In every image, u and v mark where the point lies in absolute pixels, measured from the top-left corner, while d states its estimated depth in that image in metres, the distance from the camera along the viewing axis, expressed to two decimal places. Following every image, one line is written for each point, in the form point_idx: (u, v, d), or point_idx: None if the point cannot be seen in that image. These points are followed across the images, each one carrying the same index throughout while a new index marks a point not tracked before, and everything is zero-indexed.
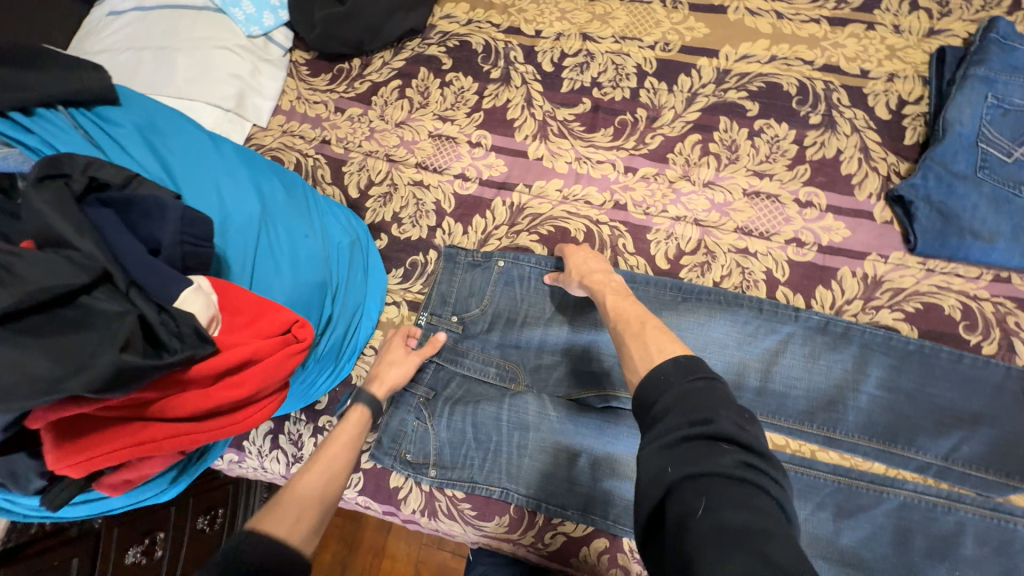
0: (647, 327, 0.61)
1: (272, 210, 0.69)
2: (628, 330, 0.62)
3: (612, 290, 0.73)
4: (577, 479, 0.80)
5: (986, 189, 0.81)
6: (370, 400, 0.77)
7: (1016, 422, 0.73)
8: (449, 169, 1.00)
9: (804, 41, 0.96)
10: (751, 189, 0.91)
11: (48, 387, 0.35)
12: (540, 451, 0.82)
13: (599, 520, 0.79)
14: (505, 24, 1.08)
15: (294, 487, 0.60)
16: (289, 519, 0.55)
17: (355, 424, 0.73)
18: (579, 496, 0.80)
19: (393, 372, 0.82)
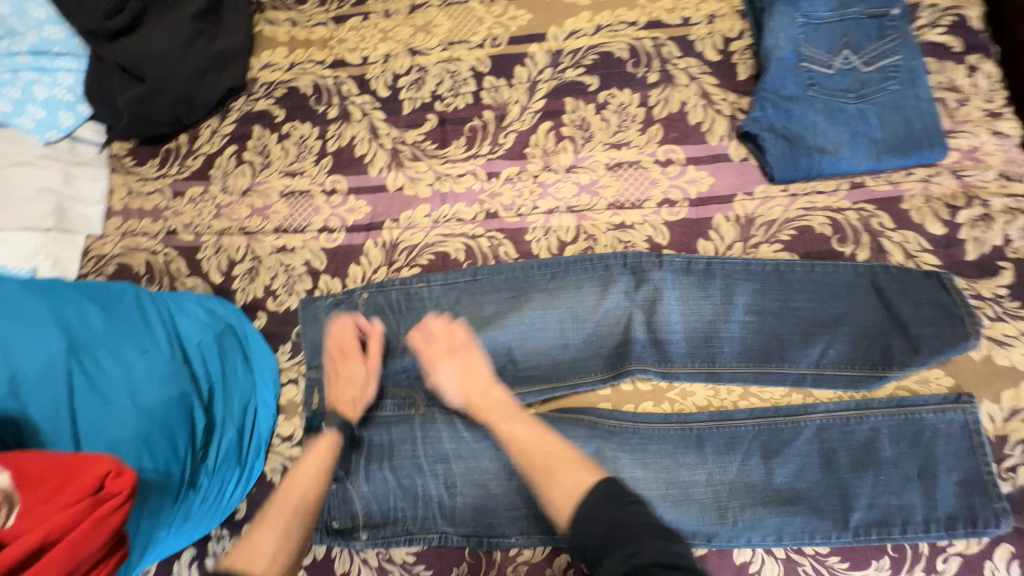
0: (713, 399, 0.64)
1: (85, 345, 0.67)
2: (538, 474, 0.67)
3: (504, 416, 0.75)
4: (517, 503, 0.78)
5: (819, 104, 0.83)
6: (342, 424, 0.78)
7: (872, 316, 0.77)
8: (310, 225, 0.93)
9: (623, 4, 0.96)
10: (613, 162, 0.90)
11: None
12: (471, 486, 0.79)
13: (547, 538, 0.77)
14: (329, 58, 1.02)
15: (262, 533, 0.64)
16: (263, 560, 0.61)
17: (327, 457, 0.75)
18: (521, 520, 0.78)
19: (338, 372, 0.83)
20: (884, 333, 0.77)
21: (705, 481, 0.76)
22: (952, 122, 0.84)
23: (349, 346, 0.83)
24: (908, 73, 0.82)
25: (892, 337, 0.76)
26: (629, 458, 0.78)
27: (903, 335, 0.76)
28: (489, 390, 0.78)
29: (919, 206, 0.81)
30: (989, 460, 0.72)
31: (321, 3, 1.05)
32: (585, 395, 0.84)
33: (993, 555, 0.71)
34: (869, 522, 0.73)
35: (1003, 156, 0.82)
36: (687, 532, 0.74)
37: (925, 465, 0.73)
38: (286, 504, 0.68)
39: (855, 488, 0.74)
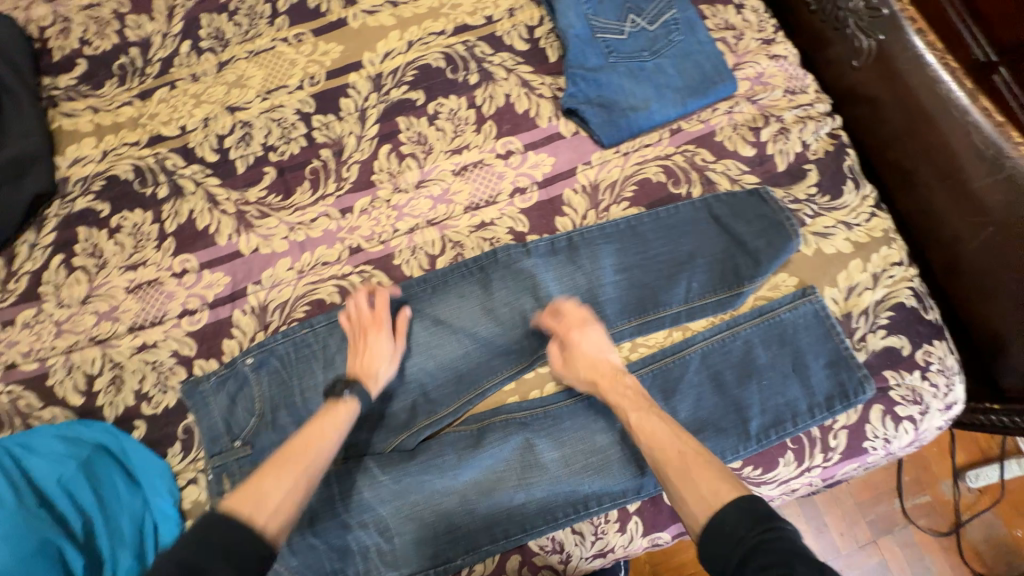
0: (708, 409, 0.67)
1: None
2: (673, 468, 0.63)
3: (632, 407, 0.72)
4: (455, 523, 0.77)
5: (622, 68, 0.89)
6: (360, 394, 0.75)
7: (716, 244, 0.85)
8: (168, 313, 0.87)
9: (427, 17, 0.98)
10: (458, 167, 0.92)
11: None
12: (404, 522, 0.77)
13: (494, 547, 0.77)
14: (144, 137, 0.95)
15: (268, 480, 0.64)
16: (266, 511, 0.61)
17: (346, 412, 0.74)
18: (464, 537, 0.77)
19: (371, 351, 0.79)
20: (732, 255, 0.84)
21: (621, 439, 0.79)
22: (736, 56, 0.94)
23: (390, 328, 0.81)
24: (686, 23, 0.91)
25: (739, 257, 0.84)
26: (548, 441, 0.80)
27: (746, 253, 0.84)
28: (617, 379, 0.76)
29: (729, 136, 0.90)
30: (843, 337, 0.81)
31: (120, 83, 0.99)
32: (494, 397, 0.84)
33: (870, 417, 0.80)
34: (767, 425, 0.79)
35: (783, 75, 0.93)
36: (617, 492, 0.78)
37: (797, 359, 0.81)
38: (291, 452, 0.67)
39: (747, 399, 0.80)
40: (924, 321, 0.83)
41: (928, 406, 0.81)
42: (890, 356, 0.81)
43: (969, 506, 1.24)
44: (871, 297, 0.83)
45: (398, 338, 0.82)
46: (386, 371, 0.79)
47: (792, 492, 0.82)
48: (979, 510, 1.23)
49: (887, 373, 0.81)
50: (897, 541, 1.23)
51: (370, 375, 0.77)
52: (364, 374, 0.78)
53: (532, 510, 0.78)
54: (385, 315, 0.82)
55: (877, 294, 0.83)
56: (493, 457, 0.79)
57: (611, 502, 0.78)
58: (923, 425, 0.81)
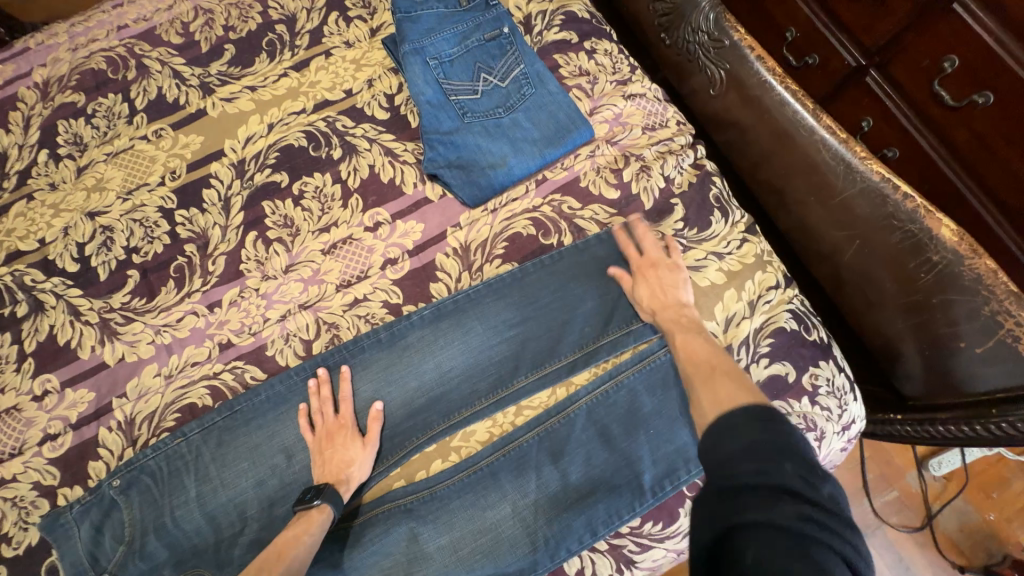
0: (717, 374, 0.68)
1: None
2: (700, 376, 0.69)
3: (677, 327, 0.77)
4: None
5: (477, 128, 0.90)
6: (333, 499, 0.72)
7: (599, 287, 0.85)
8: (28, 441, 0.82)
9: (286, 97, 0.98)
10: (327, 245, 0.90)
11: None
12: None
13: None
14: (1, 255, 0.92)
15: None
16: None
17: (320, 524, 0.71)
18: None
19: (338, 453, 0.77)
20: (616, 295, 0.84)
21: (512, 512, 0.76)
22: (593, 100, 0.94)
23: (345, 421, 0.79)
24: (536, 76, 0.92)
25: (621, 299, 0.84)
26: (434, 526, 0.76)
27: (628, 289, 0.84)
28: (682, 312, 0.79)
29: (593, 180, 0.89)
30: None
31: None
32: (379, 486, 0.79)
33: None
34: (660, 477, 0.76)
35: (641, 113, 0.94)
36: (512, 572, 0.74)
37: (682, 400, 0.78)
38: (272, 562, 0.67)
39: (637, 452, 0.77)
40: (807, 344, 0.82)
41: (822, 431, 0.79)
42: (776, 385, 0.80)
43: (938, 496, 1.20)
44: (749, 326, 0.82)
45: (370, 438, 0.79)
46: (361, 471, 0.77)
47: None
48: (949, 498, 1.19)
49: (776, 404, 0.79)
50: (870, 544, 1.18)
51: (343, 479, 0.75)
52: (336, 480, 0.75)
53: None
54: (350, 417, 0.80)
55: (756, 322, 0.82)
56: (379, 552, 0.74)
57: None
58: (820, 452, 0.79)
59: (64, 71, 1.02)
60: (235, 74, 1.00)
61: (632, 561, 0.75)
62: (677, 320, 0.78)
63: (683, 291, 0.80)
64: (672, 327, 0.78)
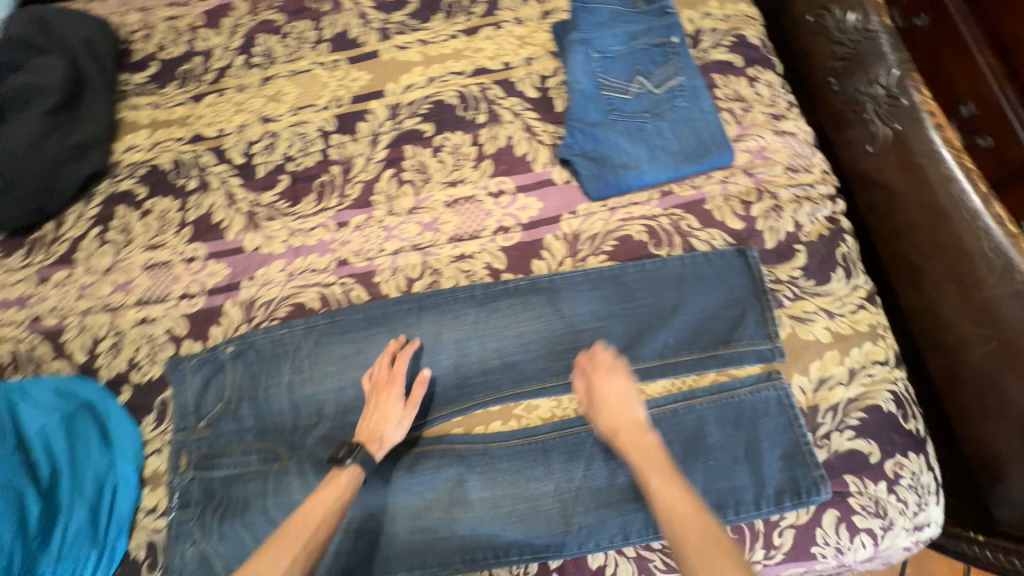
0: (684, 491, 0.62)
1: None
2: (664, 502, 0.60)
3: (653, 467, 0.64)
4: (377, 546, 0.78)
5: (620, 126, 0.92)
6: (365, 459, 0.74)
7: (699, 303, 0.84)
8: (171, 293, 0.96)
9: (450, 57, 1.05)
10: (451, 199, 0.97)
11: None
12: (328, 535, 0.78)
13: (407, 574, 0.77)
14: (188, 134, 1.08)
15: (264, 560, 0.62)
16: None
17: (350, 482, 0.72)
18: (381, 560, 0.78)
19: (380, 412, 0.79)
20: (715, 313, 0.84)
21: (554, 491, 0.79)
22: (741, 127, 0.93)
23: (396, 378, 0.82)
24: (692, 90, 0.92)
25: (718, 319, 0.83)
26: (480, 478, 0.81)
27: (725, 313, 0.83)
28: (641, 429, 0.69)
29: (719, 206, 0.89)
30: (805, 431, 0.77)
31: (180, 85, 1.12)
32: (439, 426, 0.85)
33: (822, 521, 0.75)
34: (707, 508, 0.76)
35: (787, 152, 0.91)
36: (539, 545, 0.77)
37: (750, 445, 0.77)
38: (295, 528, 0.66)
39: (691, 477, 0.77)
40: (901, 430, 0.77)
41: (892, 522, 0.74)
42: (854, 460, 0.76)
43: None
44: (843, 393, 0.78)
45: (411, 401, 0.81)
46: (394, 433, 0.79)
47: None
48: None
49: (848, 478, 0.75)
50: None
51: (376, 439, 0.77)
52: (367, 438, 0.77)
53: (453, 546, 0.78)
54: (401, 375, 0.82)
55: (851, 392, 0.79)
56: (427, 483, 0.80)
57: (531, 555, 0.77)
58: (884, 543, 0.74)
59: None
60: (413, 26, 1.09)
61: None
62: (642, 455, 0.66)
63: (638, 410, 0.71)
64: (643, 464, 0.65)
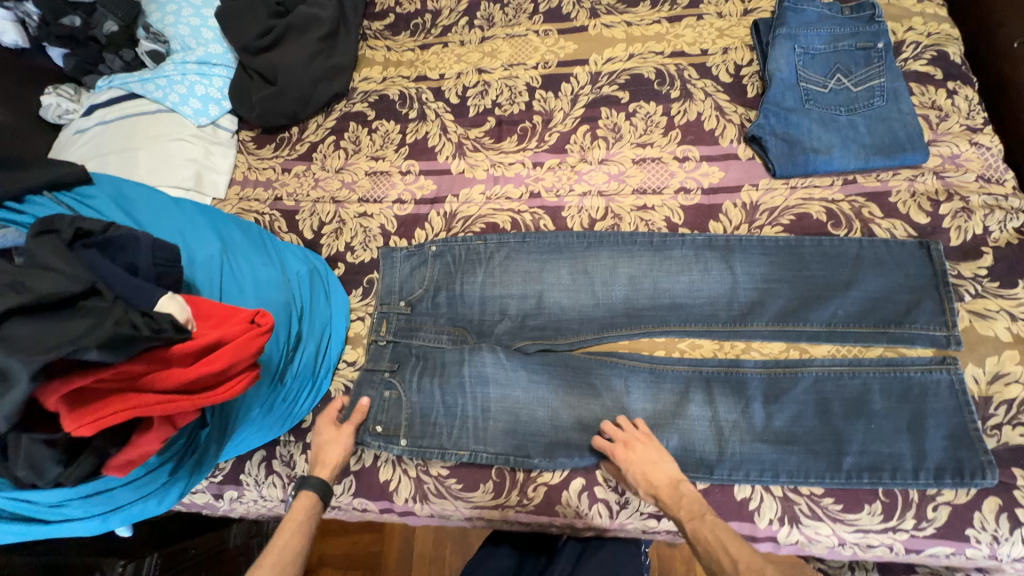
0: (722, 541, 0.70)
1: (231, 248, 0.83)
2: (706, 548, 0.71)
3: (693, 518, 0.75)
4: (541, 432, 0.90)
5: (815, 114, 1.00)
6: (317, 487, 0.82)
7: (874, 283, 0.89)
8: (388, 197, 1.15)
9: (652, 39, 1.18)
10: (638, 157, 1.08)
11: (66, 343, 0.46)
12: (504, 412, 0.91)
13: (567, 462, 0.87)
14: (414, 74, 1.28)
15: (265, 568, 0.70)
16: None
17: (304, 509, 0.80)
18: (543, 444, 0.89)
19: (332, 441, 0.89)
20: (891, 295, 0.88)
21: (711, 423, 0.87)
22: (935, 133, 0.98)
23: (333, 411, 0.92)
24: (892, 92, 0.98)
25: (892, 301, 0.88)
26: (641, 393, 0.91)
27: (900, 296, 0.88)
28: (677, 486, 0.79)
29: (905, 200, 0.94)
30: (975, 417, 0.80)
31: (411, 35, 1.34)
32: (607, 344, 0.97)
33: (982, 506, 0.77)
34: (861, 467, 0.80)
35: (981, 162, 0.95)
36: (694, 463, 0.85)
37: (915, 419, 0.81)
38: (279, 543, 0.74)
39: (849, 435, 0.82)
40: None
41: None
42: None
43: None
44: (1020, 391, 0.81)
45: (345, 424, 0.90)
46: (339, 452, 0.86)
47: (867, 548, 0.80)
48: None
49: (1016, 471, 0.77)
50: None
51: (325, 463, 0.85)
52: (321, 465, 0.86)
53: None
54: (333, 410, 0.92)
55: None
56: (599, 390, 0.92)
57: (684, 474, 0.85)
58: None
59: None
60: (620, 9, 1.23)
61: (797, 521, 0.81)
62: (681, 504, 0.77)
63: (670, 466, 0.81)
64: (683, 513, 0.76)
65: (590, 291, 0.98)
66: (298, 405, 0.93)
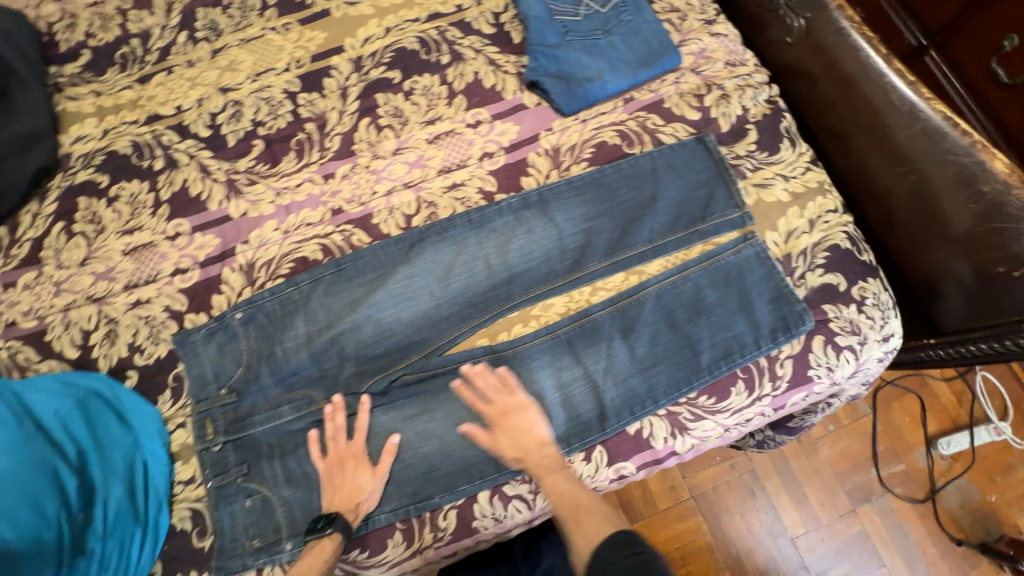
0: (584, 513, 0.73)
1: None
2: (570, 519, 0.73)
3: (552, 468, 0.79)
4: (435, 465, 0.83)
5: (577, 45, 0.99)
6: (343, 528, 0.76)
7: (673, 189, 0.93)
8: (162, 272, 0.94)
9: (403, 6, 1.09)
10: (431, 137, 1.00)
11: None
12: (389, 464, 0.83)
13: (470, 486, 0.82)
14: (142, 116, 1.04)
15: None
16: None
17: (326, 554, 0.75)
18: (441, 478, 0.83)
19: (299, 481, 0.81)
20: (692, 194, 0.93)
21: (586, 374, 0.87)
22: (681, 34, 1.04)
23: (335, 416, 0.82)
24: (634, 5, 1.01)
25: (694, 199, 0.93)
26: (516, 379, 0.87)
27: (698, 192, 0.93)
28: (544, 449, 0.81)
29: (677, 103, 0.99)
30: (784, 276, 0.89)
31: (122, 70, 1.07)
32: (464, 342, 0.90)
33: (813, 347, 0.87)
34: (718, 358, 0.86)
35: (724, 50, 1.03)
36: (584, 419, 0.85)
37: (744, 296, 0.88)
38: None
39: (697, 334, 0.87)
40: (858, 261, 0.91)
41: (866, 337, 0.88)
42: (828, 292, 0.89)
43: (943, 472, 1.42)
44: (808, 240, 0.91)
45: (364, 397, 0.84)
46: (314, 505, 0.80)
47: (746, 423, 0.88)
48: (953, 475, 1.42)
49: (826, 307, 0.88)
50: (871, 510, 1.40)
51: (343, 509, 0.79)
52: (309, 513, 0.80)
53: (506, 454, 0.84)
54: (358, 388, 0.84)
55: (814, 237, 0.92)
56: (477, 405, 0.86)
57: (579, 441, 0.84)
58: (862, 356, 0.88)
59: None
60: None
61: (685, 428, 0.85)
62: (544, 463, 0.80)
63: (542, 429, 0.82)
64: (539, 468, 0.80)
65: (427, 289, 0.90)
66: (132, 559, 0.77)
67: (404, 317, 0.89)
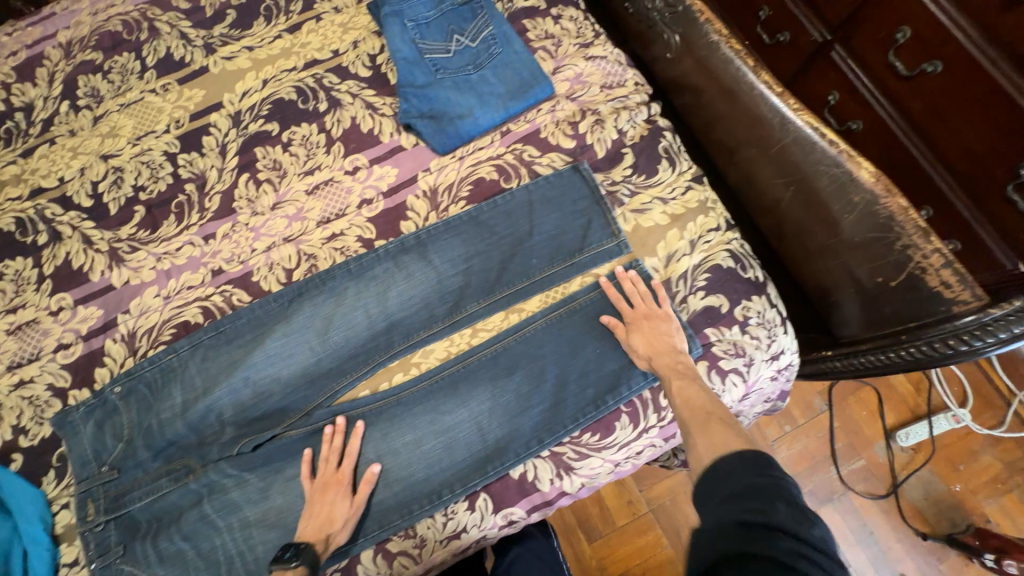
0: (714, 419, 0.71)
1: None
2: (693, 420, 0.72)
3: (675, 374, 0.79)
4: None
5: (447, 82, 0.98)
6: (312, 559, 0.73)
7: (550, 221, 0.92)
8: (45, 349, 0.93)
9: (279, 56, 1.08)
10: (310, 187, 1.00)
11: None
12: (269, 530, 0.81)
13: (351, 545, 0.80)
14: (26, 191, 1.04)
15: None
16: None
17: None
18: None
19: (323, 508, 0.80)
20: (568, 225, 0.92)
21: (469, 419, 0.85)
22: (556, 61, 1.03)
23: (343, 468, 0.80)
24: (503, 36, 1.00)
25: (571, 230, 0.91)
26: (398, 430, 0.85)
27: (574, 223, 0.92)
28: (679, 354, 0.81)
29: (552, 132, 0.98)
30: (668, 302, 0.87)
31: (5, 145, 1.07)
32: (347, 395, 0.88)
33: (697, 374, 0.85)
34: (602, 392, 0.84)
35: (600, 74, 1.02)
36: (468, 465, 0.84)
37: None
38: None
39: (579, 370, 0.86)
40: (740, 280, 0.89)
41: (752, 358, 0.86)
42: (710, 314, 0.87)
43: (904, 466, 1.35)
44: (688, 262, 0.90)
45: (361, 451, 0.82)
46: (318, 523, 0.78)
47: (638, 455, 0.87)
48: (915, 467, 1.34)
49: (709, 331, 0.87)
50: (837, 509, 1.33)
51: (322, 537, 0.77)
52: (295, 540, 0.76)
53: (389, 508, 0.82)
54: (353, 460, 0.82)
55: (695, 259, 0.90)
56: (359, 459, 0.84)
57: (462, 488, 0.82)
58: (749, 378, 0.86)
59: (85, 33, 1.13)
60: (235, 36, 1.11)
61: (571, 468, 0.84)
62: (672, 367, 0.80)
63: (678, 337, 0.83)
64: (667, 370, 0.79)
65: (307, 344, 0.89)
66: None
67: (284, 376, 0.88)
